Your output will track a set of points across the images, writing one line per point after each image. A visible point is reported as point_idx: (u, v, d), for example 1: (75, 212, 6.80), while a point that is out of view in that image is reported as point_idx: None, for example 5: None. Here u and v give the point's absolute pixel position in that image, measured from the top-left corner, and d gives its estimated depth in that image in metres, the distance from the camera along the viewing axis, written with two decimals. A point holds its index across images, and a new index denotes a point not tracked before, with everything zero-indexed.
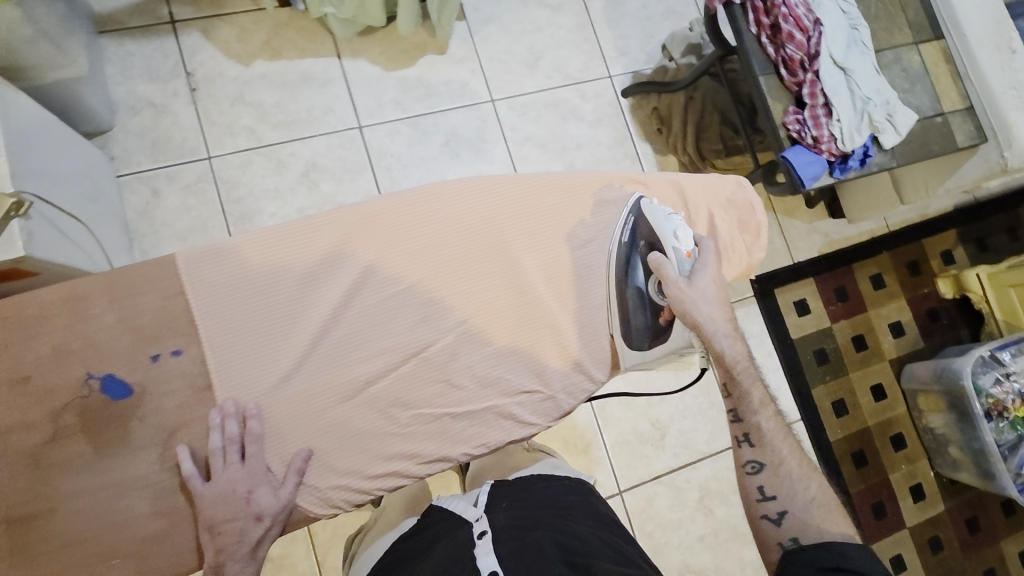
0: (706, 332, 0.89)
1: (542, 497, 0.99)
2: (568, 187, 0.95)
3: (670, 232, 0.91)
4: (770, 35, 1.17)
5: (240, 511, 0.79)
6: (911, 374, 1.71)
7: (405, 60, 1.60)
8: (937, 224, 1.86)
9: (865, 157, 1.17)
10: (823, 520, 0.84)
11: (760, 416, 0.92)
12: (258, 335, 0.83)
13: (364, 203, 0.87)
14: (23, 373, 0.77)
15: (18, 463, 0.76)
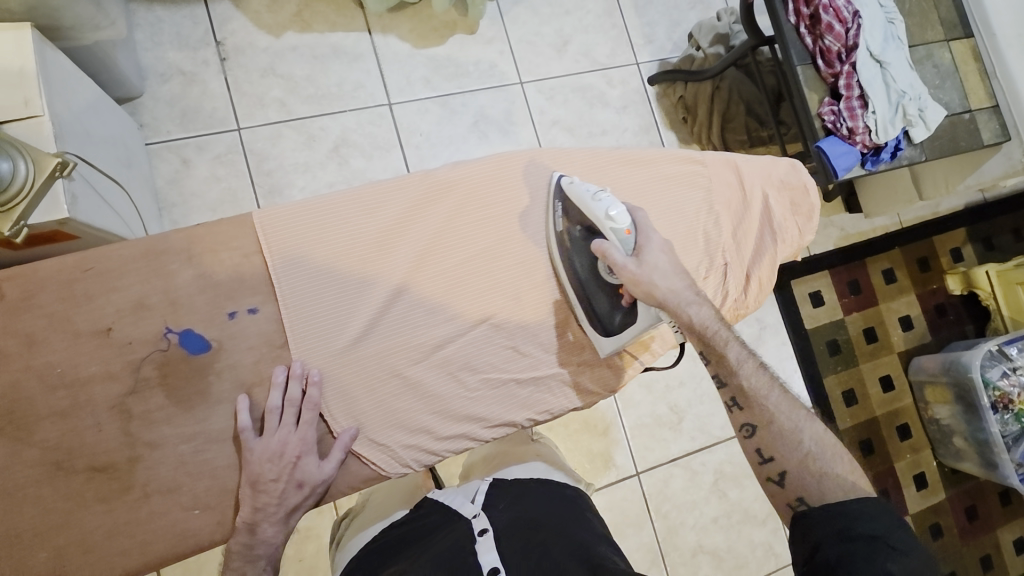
0: (672, 310, 0.84)
1: (542, 494, 0.92)
2: (642, 159, 0.93)
3: (603, 213, 0.84)
4: (809, 25, 1.18)
5: (284, 475, 0.80)
6: (918, 366, 1.76)
7: (435, 39, 1.59)
8: (948, 222, 1.90)
9: (896, 150, 1.20)
10: (828, 464, 0.78)
11: (741, 375, 0.86)
12: (334, 297, 0.84)
13: (437, 170, 0.88)
14: (105, 326, 0.78)
15: (77, 419, 0.77)
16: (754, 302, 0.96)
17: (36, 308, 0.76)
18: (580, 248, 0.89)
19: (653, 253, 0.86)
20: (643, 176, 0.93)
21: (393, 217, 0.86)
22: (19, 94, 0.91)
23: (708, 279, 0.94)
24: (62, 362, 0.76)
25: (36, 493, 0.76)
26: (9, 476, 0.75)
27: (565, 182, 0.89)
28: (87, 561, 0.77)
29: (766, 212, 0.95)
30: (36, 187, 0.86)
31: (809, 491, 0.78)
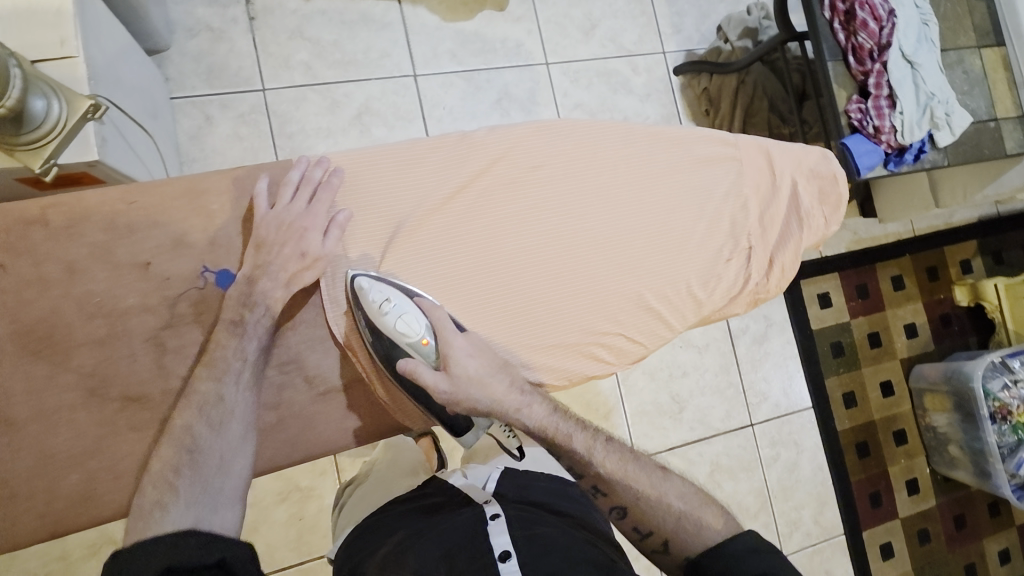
0: (503, 416, 0.84)
1: (547, 490, 0.92)
2: (672, 139, 0.94)
3: (393, 326, 0.80)
4: (843, 21, 1.18)
5: (292, 241, 0.80)
6: (919, 374, 1.79)
7: (464, 13, 1.59)
8: (960, 233, 1.90)
9: (920, 153, 1.20)
10: (699, 519, 0.83)
11: (597, 464, 0.85)
12: (369, 252, 0.85)
13: (474, 133, 0.89)
14: (144, 260, 0.78)
15: (105, 353, 0.78)
16: (774, 288, 0.97)
17: (78, 238, 0.77)
18: (390, 352, 0.83)
19: (465, 361, 0.82)
20: (677, 154, 0.94)
21: (429, 176, 0.86)
22: (55, 33, 0.91)
23: (731, 260, 0.94)
24: (99, 294, 0.77)
25: (70, 419, 0.77)
26: (44, 400, 0.77)
27: (359, 282, 0.82)
28: (115, 488, 0.78)
29: (792, 200, 0.96)
30: (68, 125, 0.87)
31: (693, 551, 0.82)
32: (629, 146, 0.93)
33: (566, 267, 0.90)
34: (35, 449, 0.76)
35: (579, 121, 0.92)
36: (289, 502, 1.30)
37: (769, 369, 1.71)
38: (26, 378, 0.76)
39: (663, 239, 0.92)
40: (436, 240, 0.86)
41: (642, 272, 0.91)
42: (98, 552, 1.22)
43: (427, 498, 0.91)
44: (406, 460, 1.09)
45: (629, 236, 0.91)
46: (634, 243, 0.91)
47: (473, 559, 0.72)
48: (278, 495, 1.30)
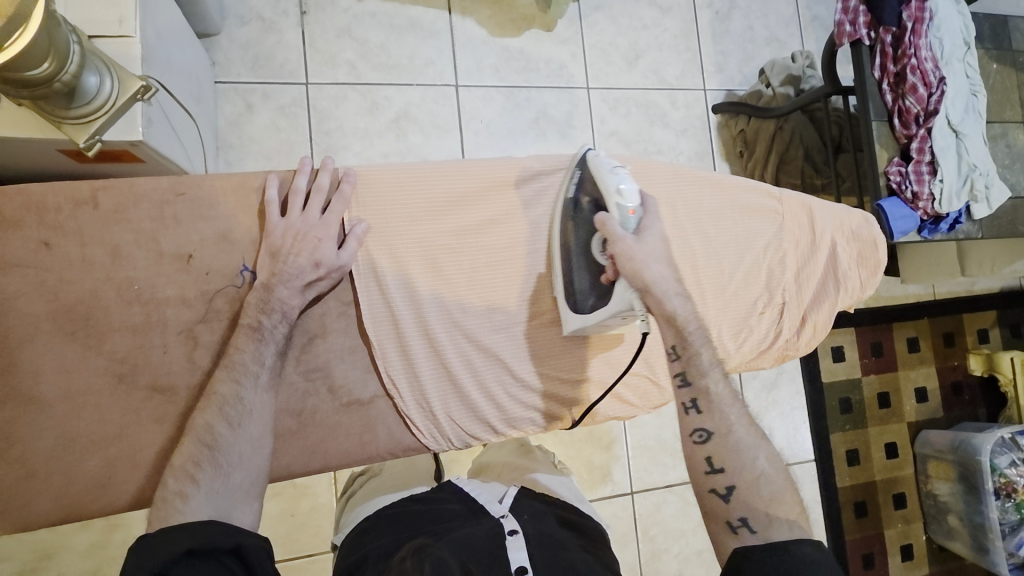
0: (657, 294, 0.82)
1: (568, 529, 0.87)
2: (721, 186, 0.92)
3: (612, 185, 0.82)
4: (892, 83, 1.19)
5: (306, 251, 0.79)
6: (926, 440, 1.76)
7: (511, 29, 1.60)
8: (980, 303, 1.89)
9: (955, 223, 1.21)
10: (775, 489, 0.79)
11: (709, 379, 0.84)
12: (413, 265, 0.86)
13: (526, 157, 0.90)
14: (188, 252, 0.78)
15: (137, 339, 0.78)
16: (805, 345, 0.98)
17: (126, 223, 0.77)
18: (582, 220, 0.86)
19: (656, 237, 0.83)
20: (723, 200, 0.92)
21: (470, 194, 0.87)
22: (115, 12, 0.92)
23: (764, 314, 0.94)
24: (140, 280, 0.77)
25: (97, 402, 0.77)
26: (72, 379, 0.77)
27: (590, 153, 0.86)
28: (134, 476, 0.79)
29: (831, 260, 0.95)
30: (116, 105, 0.87)
31: (755, 514, 0.78)
32: (676, 188, 0.90)
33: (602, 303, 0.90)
34: (60, 429, 0.77)
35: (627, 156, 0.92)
36: (283, 497, 1.29)
37: (777, 420, 1.69)
38: (59, 357, 0.76)
39: (701, 284, 0.91)
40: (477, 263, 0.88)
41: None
42: (89, 524, 1.22)
43: (443, 503, 0.91)
44: (422, 463, 1.13)
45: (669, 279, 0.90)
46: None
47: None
48: (273, 490, 1.29)
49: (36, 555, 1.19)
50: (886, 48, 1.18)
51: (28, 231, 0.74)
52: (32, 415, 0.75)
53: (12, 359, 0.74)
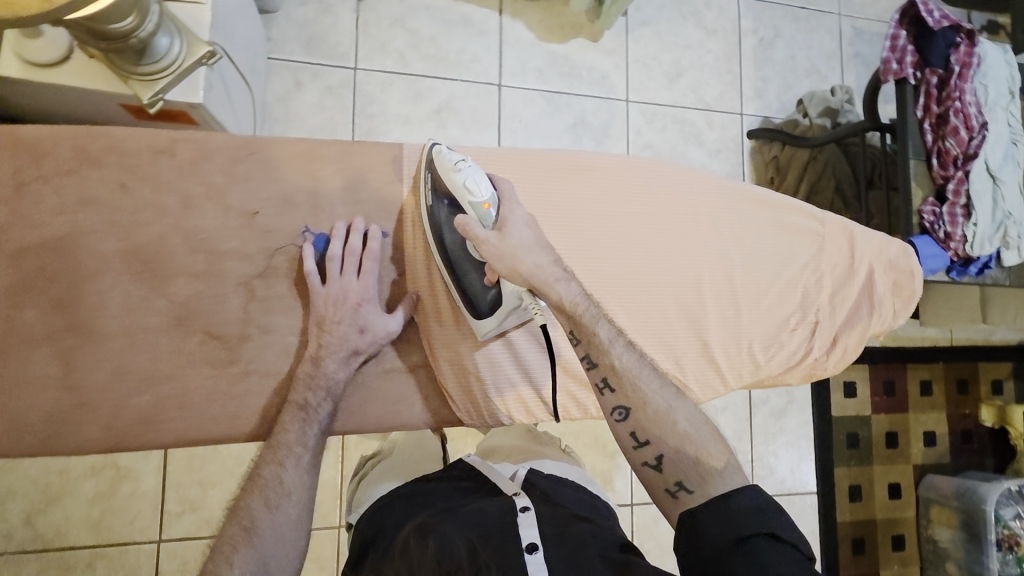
0: (540, 284, 0.79)
1: (572, 500, 0.90)
2: (764, 201, 0.95)
3: (461, 182, 0.81)
4: (934, 123, 1.19)
5: (349, 318, 0.84)
6: (930, 484, 1.75)
7: (559, 36, 1.63)
8: (996, 353, 1.89)
9: (984, 267, 1.22)
10: (705, 443, 0.71)
11: (613, 354, 0.77)
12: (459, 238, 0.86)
13: (582, 152, 0.90)
14: (253, 210, 0.84)
15: (194, 286, 0.82)
16: (832, 367, 0.95)
17: (198, 175, 0.82)
18: (448, 218, 0.85)
19: (519, 226, 0.81)
20: (764, 216, 0.94)
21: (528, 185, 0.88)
22: None
23: (795, 330, 0.93)
24: (207, 231, 0.82)
25: (153, 341, 0.81)
26: (131, 317, 0.81)
27: (436, 151, 0.86)
28: (180, 416, 0.82)
29: (867, 285, 0.96)
30: (182, 66, 0.90)
31: (689, 474, 0.69)
32: (717, 200, 0.93)
33: (638, 297, 0.88)
34: (115, 363, 0.80)
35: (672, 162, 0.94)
36: None
37: (783, 446, 1.69)
38: (123, 294, 0.80)
39: (736, 296, 0.91)
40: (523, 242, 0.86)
41: (713, 325, 0.90)
42: (99, 473, 1.24)
43: (455, 480, 0.95)
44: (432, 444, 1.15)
45: (701, 286, 0.90)
46: (702, 295, 0.90)
47: (497, 555, 0.73)
48: None
49: (44, 497, 1.21)
50: (931, 89, 1.19)
51: (108, 171, 0.80)
52: (90, 347, 0.80)
53: (80, 293, 0.79)
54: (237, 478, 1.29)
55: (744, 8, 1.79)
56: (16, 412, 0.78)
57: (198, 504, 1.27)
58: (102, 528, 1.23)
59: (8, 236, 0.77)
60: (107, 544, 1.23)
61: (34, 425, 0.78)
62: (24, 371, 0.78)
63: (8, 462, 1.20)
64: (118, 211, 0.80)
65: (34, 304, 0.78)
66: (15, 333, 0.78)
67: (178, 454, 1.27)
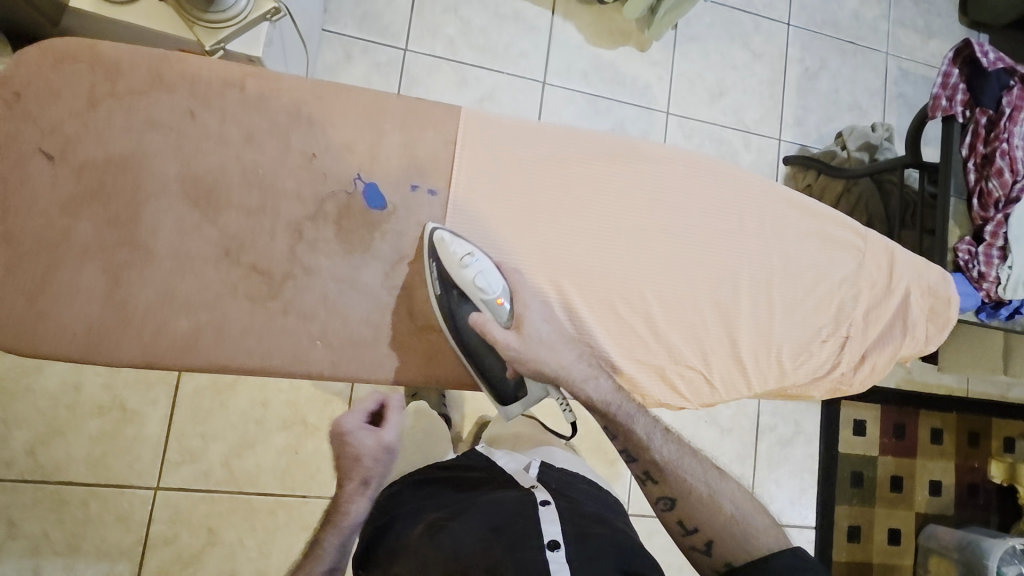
0: (570, 381, 0.81)
1: (584, 495, 0.92)
2: (812, 211, 0.94)
3: (471, 279, 0.79)
4: (979, 163, 1.19)
5: (358, 448, 0.94)
6: (931, 533, 1.73)
7: (607, 41, 1.64)
8: (1012, 410, 1.86)
9: (1014, 313, 1.20)
10: (750, 520, 0.77)
11: (653, 449, 0.82)
12: (509, 208, 0.86)
13: (639, 140, 0.90)
14: (311, 150, 0.83)
15: (243, 222, 0.82)
16: (859, 384, 0.94)
17: (262, 110, 0.82)
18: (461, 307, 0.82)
19: (540, 320, 0.82)
20: (811, 224, 0.94)
21: (578, 167, 0.88)
22: None
23: (824, 343, 0.92)
24: (265, 167, 0.82)
25: (199, 270, 0.81)
26: (181, 242, 0.80)
27: (439, 237, 0.81)
28: (216, 344, 0.81)
29: (902, 306, 0.96)
30: (247, 20, 0.92)
31: (737, 554, 0.76)
32: (762, 204, 0.92)
33: (676, 287, 0.88)
34: (162, 285, 0.80)
35: (724, 162, 0.93)
36: (292, 432, 1.33)
37: (786, 475, 1.67)
38: (177, 219, 0.80)
39: (771, 299, 0.91)
40: (571, 219, 0.87)
41: (744, 324, 0.90)
42: (105, 413, 1.25)
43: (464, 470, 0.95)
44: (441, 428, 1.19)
45: (737, 286, 0.90)
46: (737, 293, 0.90)
47: (512, 549, 0.75)
48: (284, 423, 1.33)
49: (49, 429, 1.23)
50: (978, 129, 1.19)
51: (178, 97, 0.80)
52: (138, 265, 0.79)
53: (138, 211, 0.79)
54: (242, 433, 1.31)
55: (793, 35, 1.80)
56: (59, 321, 0.78)
57: (198, 456, 1.28)
58: (102, 467, 1.24)
59: (76, 149, 0.78)
60: (104, 485, 1.24)
61: (74, 335, 0.78)
62: (73, 281, 0.78)
63: (20, 391, 1.22)
64: (182, 137, 0.80)
65: (92, 217, 0.78)
66: (69, 242, 0.78)
67: (186, 403, 1.29)
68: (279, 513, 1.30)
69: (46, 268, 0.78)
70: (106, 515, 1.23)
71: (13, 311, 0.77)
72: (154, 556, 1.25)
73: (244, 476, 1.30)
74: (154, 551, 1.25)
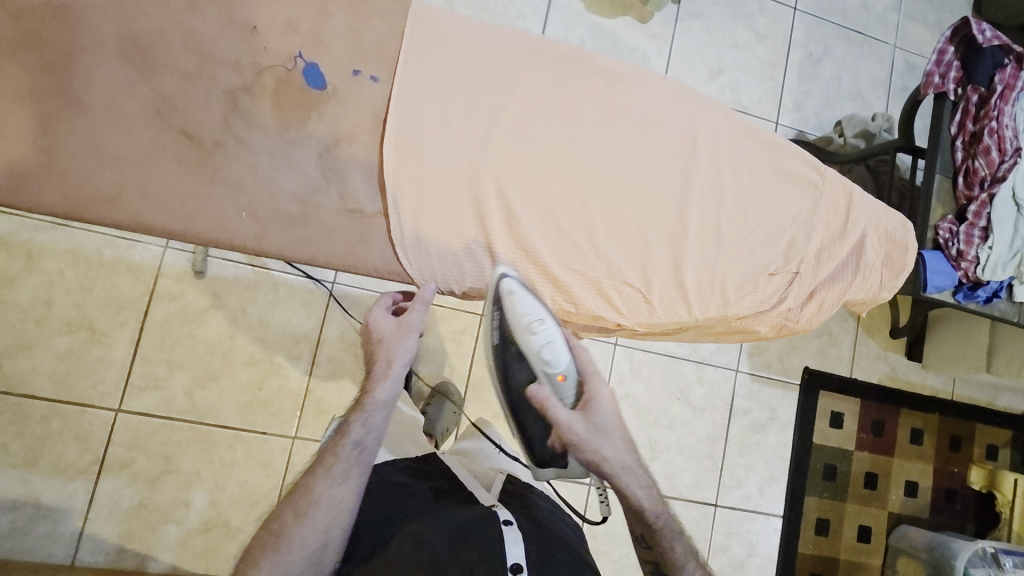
0: (619, 484, 0.79)
1: (549, 515, 0.98)
2: (768, 143, 0.90)
3: (538, 349, 0.82)
4: (967, 142, 1.17)
5: (391, 338, 0.87)
6: (903, 533, 1.69)
7: (607, 10, 1.64)
8: (998, 417, 1.82)
9: (993, 294, 1.17)
10: None
11: (677, 554, 0.79)
12: (456, 102, 0.78)
13: (596, 53, 0.85)
14: (253, 24, 0.73)
15: (163, 89, 0.71)
16: (805, 321, 0.92)
17: None
18: (516, 364, 0.86)
19: (603, 415, 0.81)
20: (767, 155, 0.89)
21: (534, 74, 0.81)
22: None
23: (773, 277, 0.88)
24: (200, 31, 0.71)
25: (129, 126, 0.70)
26: (103, 97, 0.69)
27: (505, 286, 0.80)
28: (144, 204, 0.71)
29: (857, 247, 0.93)
30: None
31: None
32: (717, 128, 0.87)
33: (628, 203, 0.82)
34: (90, 139, 0.69)
35: (684, 87, 0.89)
36: (257, 368, 1.32)
37: (758, 461, 1.64)
38: (112, 73, 0.69)
39: (719, 226, 0.85)
40: (514, 116, 0.79)
41: (691, 246, 0.84)
42: (73, 332, 1.22)
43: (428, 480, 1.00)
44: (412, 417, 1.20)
45: (686, 208, 0.84)
46: (685, 217, 0.84)
47: (484, 560, 0.79)
48: (251, 358, 1.31)
49: (16, 343, 1.20)
50: (969, 107, 1.16)
51: None
52: (67, 119, 0.68)
53: (72, 59, 0.68)
54: (206, 366, 1.29)
55: (798, 20, 1.78)
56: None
57: (162, 383, 1.26)
58: (65, 385, 1.21)
59: None
60: (66, 402, 1.21)
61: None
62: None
63: None
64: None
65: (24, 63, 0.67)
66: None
67: (155, 330, 1.27)
68: (235, 448, 1.29)
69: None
70: (65, 433, 1.21)
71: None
72: (108, 479, 1.22)
73: (205, 409, 1.28)
74: (109, 474, 1.22)
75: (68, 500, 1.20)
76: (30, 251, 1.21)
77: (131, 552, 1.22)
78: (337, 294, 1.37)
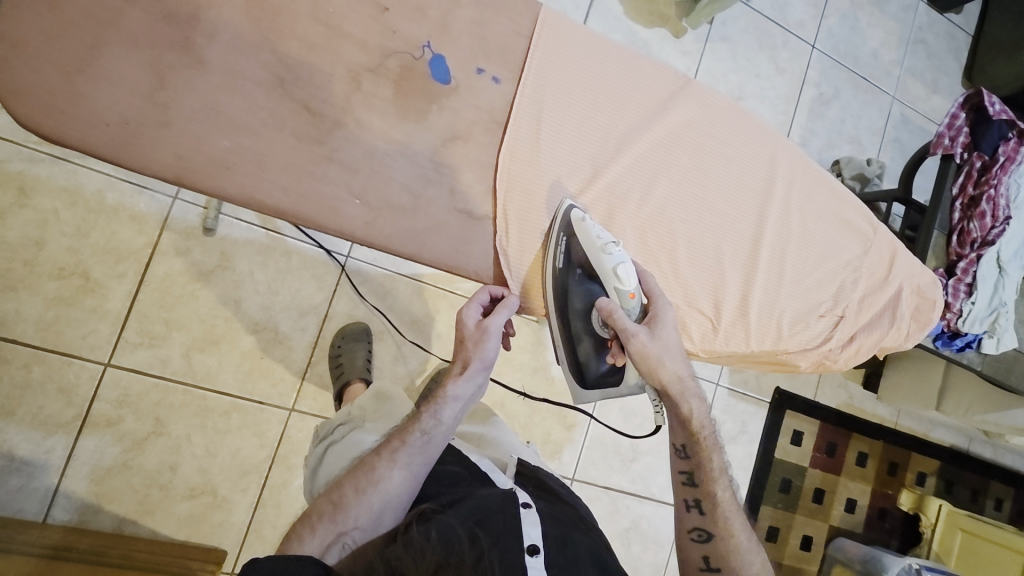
0: (672, 394, 0.87)
1: (566, 497, 1.02)
2: (823, 187, 1.05)
3: (612, 268, 0.86)
4: (965, 204, 1.28)
5: (474, 339, 0.88)
6: (840, 545, 1.85)
7: (645, 19, 1.65)
8: (931, 447, 2.02)
9: (967, 345, 1.29)
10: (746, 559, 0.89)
11: (717, 484, 0.91)
12: (572, 118, 0.89)
13: (697, 85, 0.96)
14: (384, 6, 0.81)
15: (291, 55, 0.76)
16: (844, 362, 1.04)
17: None
18: (576, 287, 0.89)
19: (666, 329, 0.87)
20: (829, 205, 1.05)
21: (646, 99, 0.93)
22: None
23: (821, 317, 1.02)
24: (337, 8, 0.78)
25: (249, 92, 0.74)
26: (228, 55, 0.73)
27: (575, 214, 0.87)
28: (252, 173, 0.73)
29: (894, 299, 1.08)
30: None
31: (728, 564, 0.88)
32: (793, 167, 1.02)
33: (706, 232, 0.96)
34: (205, 95, 0.72)
35: (769, 131, 1.02)
36: (261, 336, 1.27)
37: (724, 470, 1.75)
38: (237, 31, 0.74)
39: (782, 266, 1.00)
40: (624, 146, 0.91)
41: (759, 282, 0.98)
42: (65, 278, 1.14)
43: (443, 463, 0.98)
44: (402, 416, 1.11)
45: (757, 243, 0.99)
46: (756, 256, 0.99)
47: (499, 548, 0.76)
48: (255, 325, 1.26)
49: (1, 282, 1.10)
50: (972, 171, 1.27)
51: None
52: (183, 68, 0.71)
53: (197, 11, 0.72)
54: (206, 329, 1.23)
55: (815, 58, 1.86)
56: (89, 105, 0.67)
57: (159, 341, 1.19)
58: (52, 332, 1.13)
59: None
60: (51, 351, 1.13)
61: (107, 126, 0.68)
62: (107, 65, 0.69)
63: None
64: None
65: (147, 7, 0.70)
66: (112, 24, 0.69)
67: (155, 286, 1.19)
68: (230, 417, 1.24)
69: (73, 43, 0.68)
70: (47, 384, 1.13)
71: (46, 82, 0.66)
72: (92, 436, 1.15)
73: (203, 372, 1.23)
74: (93, 431, 1.15)
75: (44, 454, 1.12)
76: (22, 184, 1.11)
77: (111, 513, 1.16)
78: (351, 268, 1.34)
